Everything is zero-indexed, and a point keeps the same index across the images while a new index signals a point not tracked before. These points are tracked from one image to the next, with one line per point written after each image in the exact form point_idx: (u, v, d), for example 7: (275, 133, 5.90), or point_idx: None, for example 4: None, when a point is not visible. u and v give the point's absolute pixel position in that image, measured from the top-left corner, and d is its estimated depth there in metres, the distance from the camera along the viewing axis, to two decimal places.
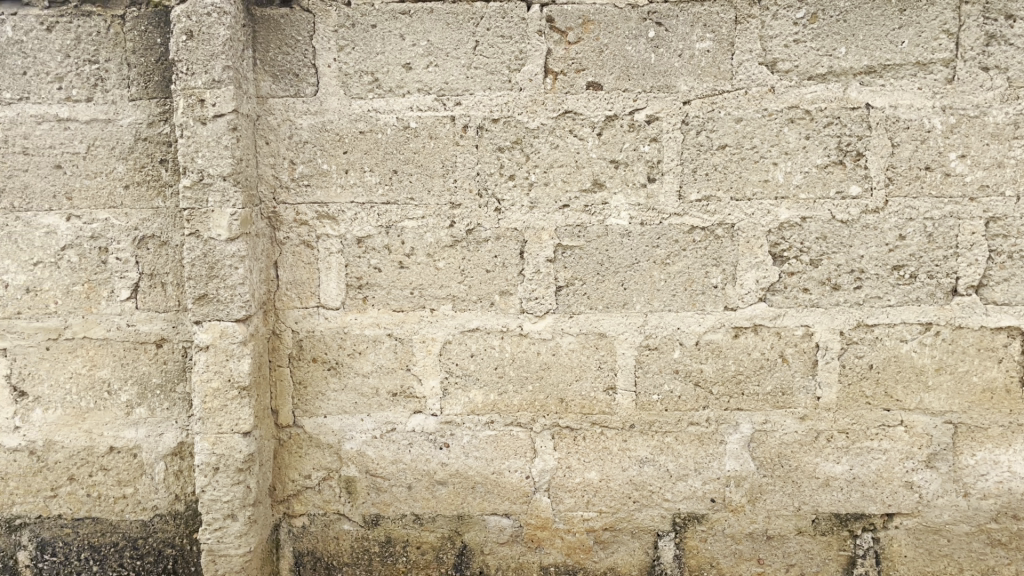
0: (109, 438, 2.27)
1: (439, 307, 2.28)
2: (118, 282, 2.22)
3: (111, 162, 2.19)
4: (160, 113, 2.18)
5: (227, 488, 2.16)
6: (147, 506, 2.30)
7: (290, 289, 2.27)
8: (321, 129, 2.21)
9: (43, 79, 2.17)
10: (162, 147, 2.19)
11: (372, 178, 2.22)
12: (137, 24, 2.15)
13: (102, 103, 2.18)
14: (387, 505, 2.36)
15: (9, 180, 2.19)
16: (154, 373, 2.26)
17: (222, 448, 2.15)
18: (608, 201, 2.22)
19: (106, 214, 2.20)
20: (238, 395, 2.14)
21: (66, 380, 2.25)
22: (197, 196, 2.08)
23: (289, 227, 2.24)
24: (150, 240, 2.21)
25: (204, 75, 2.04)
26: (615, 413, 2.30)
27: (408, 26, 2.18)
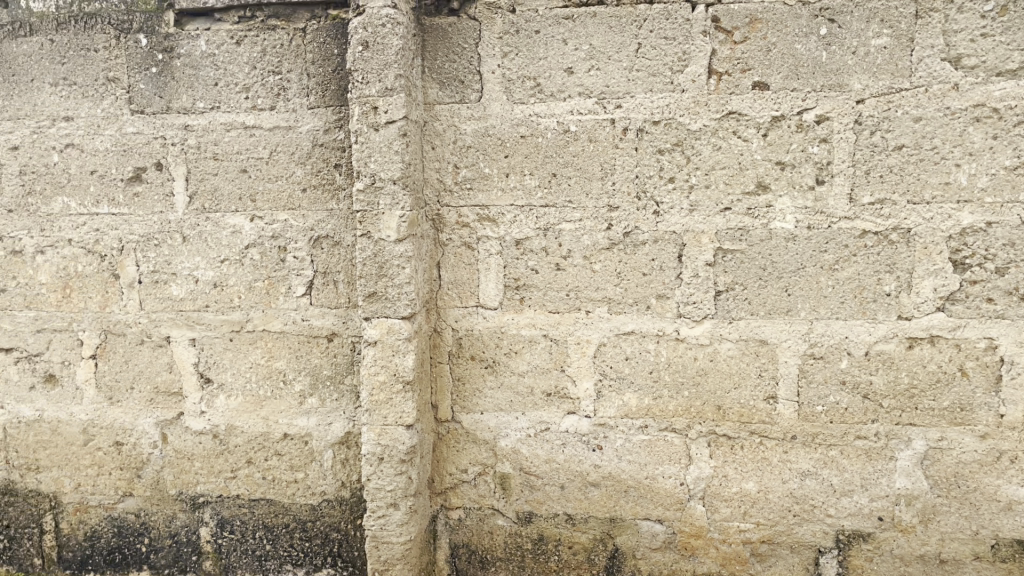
0: (283, 425, 2.42)
1: (595, 309, 2.28)
2: (295, 279, 2.37)
3: (291, 167, 2.34)
4: (336, 120, 2.30)
5: (391, 478, 2.25)
6: (316, 490, 2.44)
7: (451, 289, 2.34)
8: (484, 134, 2.27)
9: (232, 89, 2.33)
10: (337, 152, 2.31)
11: (532, 181, 2.26)
12: (316, 36, 2.28)
13: (284, 111, 2.32)
14: (541, 503, 2.39)
15: (201, 183, 2.37)
16: (325, 365, 2.39)
17: (387, 439, 2.25)
18: (773, 204, 2.16)
19: (285, 215, 2.35)
20: (402, 389, 2.23)
21: (246, 370, 2.42)
22: (369, 199, 2.18)
23: (451, 228, 2.31)
24: (324, 240, 2.34)
25: (378, 84, 2.14)
26: (776, 423, 2.24)
27: (570, 31, 2.20)
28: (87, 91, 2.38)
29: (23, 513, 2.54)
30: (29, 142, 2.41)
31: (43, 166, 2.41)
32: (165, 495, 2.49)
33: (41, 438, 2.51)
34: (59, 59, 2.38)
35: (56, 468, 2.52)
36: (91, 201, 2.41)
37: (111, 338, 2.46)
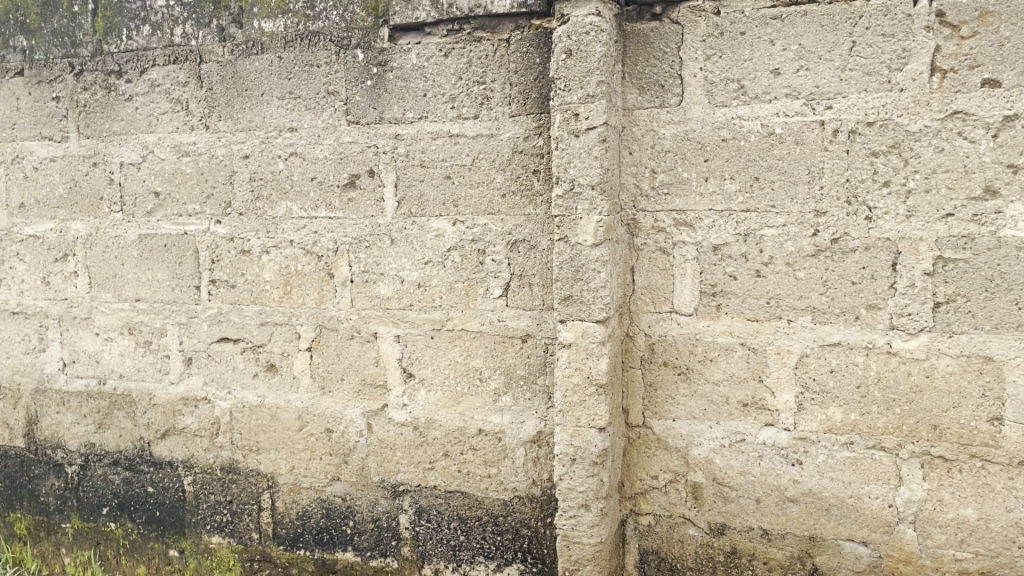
0: (479, 421, 2.51)
1: (797, 318, 2.20)
2: (492, 281, 2.45)
3: (492, 173, 2.42)
4: (536, 127, 2.36)
5: (582, 480, 2.27)
6: (507, 486, 2.51)
7: (644, 294, 2.32)
8: (684, 138, 2.24)
9: (439, 100, 2.44)
10: (536, 159, 2.37)
11: (733, 186, 2.21)
12: (520, 45, 2.35)
13: (487, 119, 2.41)
14: (734, 515, 2.33)
15: (409, 189, 2.50)
16: (519, 365, 2.46)
17: (580, 441, 2.26)
18: (1003, 209, 2.00)
19: (485, 219, 2.44)
20: (596, 393, 2.24)
21: (445, 366, 2.53)
22: (567, 204, 2.20)
23: (647, 233, 2.30)
24: (521, 244, 2.41)
25: (580, 90, 2.16)
26: (1000, 447, 2.07)
27: (778, 31, 2.14)
28: (310, 104, 2.57)
29: (244, 490, 2.76)
30: (258, 151, 2.63)
31: (270, 173, 2.62)
32: (368, 481, 2.65)
33: (262, 421, 2.73)
34: (285, 74, 2.57)
35: (274, 450, 2.73)
36: (310, 206, 2.60)
37: (325, 332, 2.64)
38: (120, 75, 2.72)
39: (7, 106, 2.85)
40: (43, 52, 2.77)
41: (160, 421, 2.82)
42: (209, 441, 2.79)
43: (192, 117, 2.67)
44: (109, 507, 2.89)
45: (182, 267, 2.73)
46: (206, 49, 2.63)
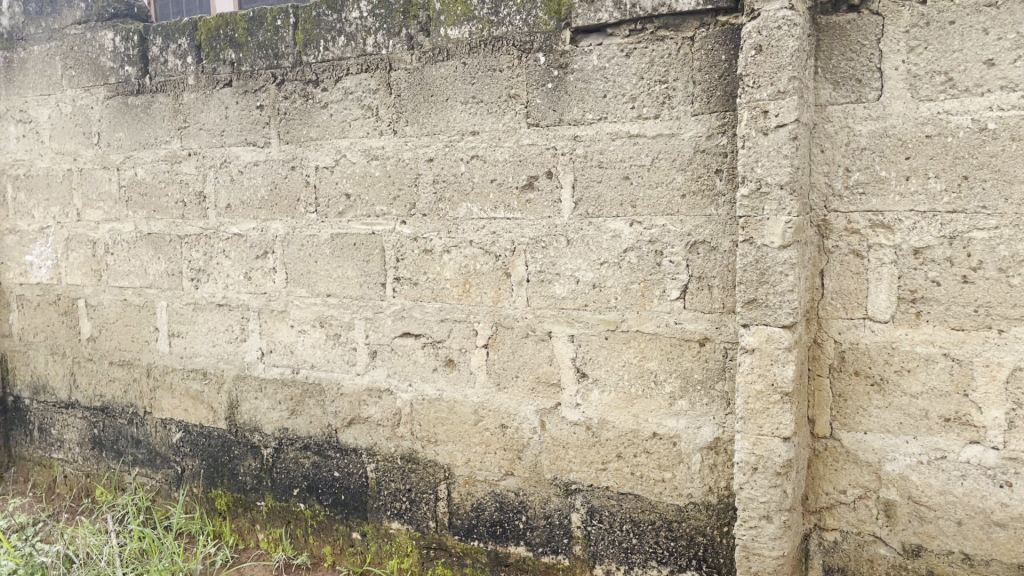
0: (654, 424, 2.49)
1: (1009, 329, 2.05)
2: (670, 283, 2.41)
3: (672, 173, 2.38)
4: (720, 125, 2.31)
5: (764, 490, 2.20)
6: (682, 492, 2.47)
7: (835, 299, 2.21)
8: (882, 135, 2.12)
9: (619, 100, 2.43)
10: (719, 158, 2.32)
11: (937, 185, 2.08)
12: (705, 43, 2.30)
13: (668, 119, 2.37)
14: (932, 537, 2.19)
15: (586, 190, 2.50)
16: (696, 370, 2.41)
17: (762, 449, 2.19)
18: None
19: (664, 220, 2.40)
20: (780, 400, 2.16)
21: (620, 368, 2.52)
22: (754, 205, 2.13)
23: (839, 235, 2.19)
24: (701, 245, 2.36)
25: (770, 87, 2.08)
26: None
27: (993, 19, 2.00)
28: (491, 108, 2.62)
29: (423, 479, 2.87)
30: (441, 154, 2.71)
31: (452, 175, 2.70)
32: (541, 478, 2.68)
33: (440, 414, 2.82)
34: (469, 79, 2.63)
35: (451, 443, 2.82)
36: (489, 206, 2.65)
37: (501, 330, 2.69)
38: (318, 84, 2.89)
39: (217, 115, 3.09)
40: (249, 64, 2.98)
41: (347, 409, 2.98)
42: (390, 430, 2.92)
43: (381, 122, 2.80)
44: (299, 488, 3.09)
45: (370, 265, 2.88)
46: (396, 57, 2.74)
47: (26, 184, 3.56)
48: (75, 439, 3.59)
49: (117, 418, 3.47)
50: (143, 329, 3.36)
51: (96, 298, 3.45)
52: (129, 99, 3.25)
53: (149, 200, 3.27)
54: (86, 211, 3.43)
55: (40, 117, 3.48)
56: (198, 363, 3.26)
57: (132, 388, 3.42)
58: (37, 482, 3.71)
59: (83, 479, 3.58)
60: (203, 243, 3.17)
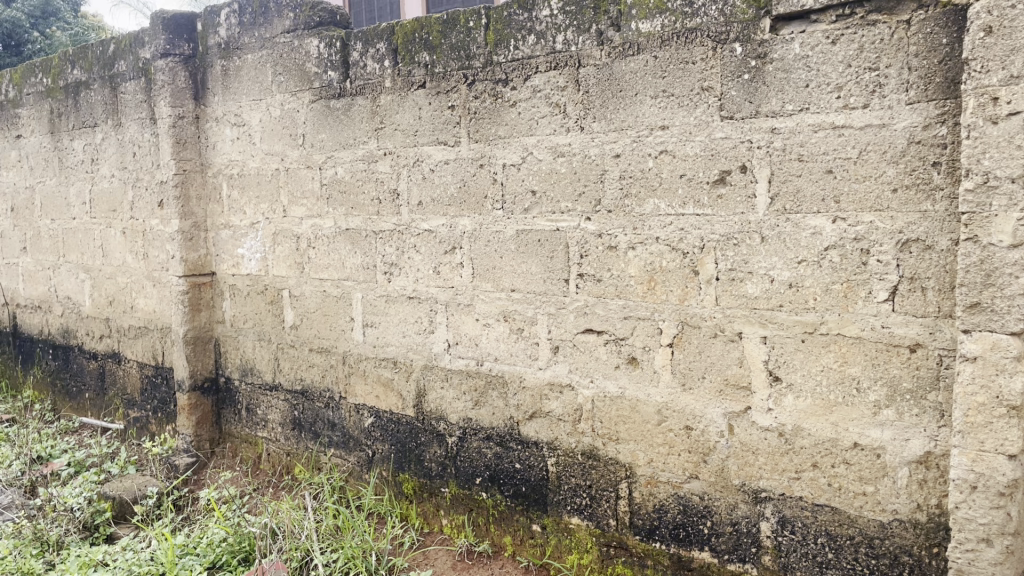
0: (855, 434, 2.35)
1: None
2: (876, 283, 2.27)
3: (882, 166, 2.23)
4: (939, 114, 2.13)
5: (985, 511, 2.02)
6: (886, 508, 2.32)
7: None
8: None
9: (823, 90, 2.31)
10: (936, 150, 2.14)
11: None
12: (923, 26, 2.14)
13: (878, 108, 2.22)
14: None
15: (784, 185, 2.39)
16: (905, 378, 2.25)
17: (984, 467, 2.01)
18: None
19: (871, 216, 2.26)
20: (1007, 415, 1.97)
21: (817, 372, 2.39)
22: (979, 200, 1.95)
23: None
24: (914, 244, 2.20)
25: (1002, 71, 1.90)
26: None
27: None
28: (683, 101, 2.55)
29: (603, 477, 2.86)
30: (629, 150, 2.68)
31: (639, 171, 2.66)
32: (728, 484, 2.60)
33: (622, 412, 2.80)
34: (660, 73, 2.58)
35: (633, 442, 2.78)
36: (679, 202, 2.59)
37: (687, 329, 2.63)
38: (507, 83, 2.93)
39: (410, 115, 3.21)
40: (442, 66, 3.08)
41: (529, 403, 3.02)
42: (571, 426, 2.92)
43: (569, 119, 2.80)
44: (481, 478, 3.17)
45: (555, 261, 2.89)
46: (585, 53, 2.74)
47: (239, 183, 3.87)
48: (278, 419, 3.87)
49: (315, 401, 3.71)
50: (340, 318, 3.57)
51: (298, 289, 3.70)
52: (331, 102, 3.45)
53: (347, 197, 3.46)
54: (291, 208, 3.68)
55: (252, 120, 3.77)
56: (389, 352, 3.41)
57: (328, 374, 3.64)
58: (244, 457, 4.03)
59: (284, 457, 3.85)
60: (396, 238, 3.32)
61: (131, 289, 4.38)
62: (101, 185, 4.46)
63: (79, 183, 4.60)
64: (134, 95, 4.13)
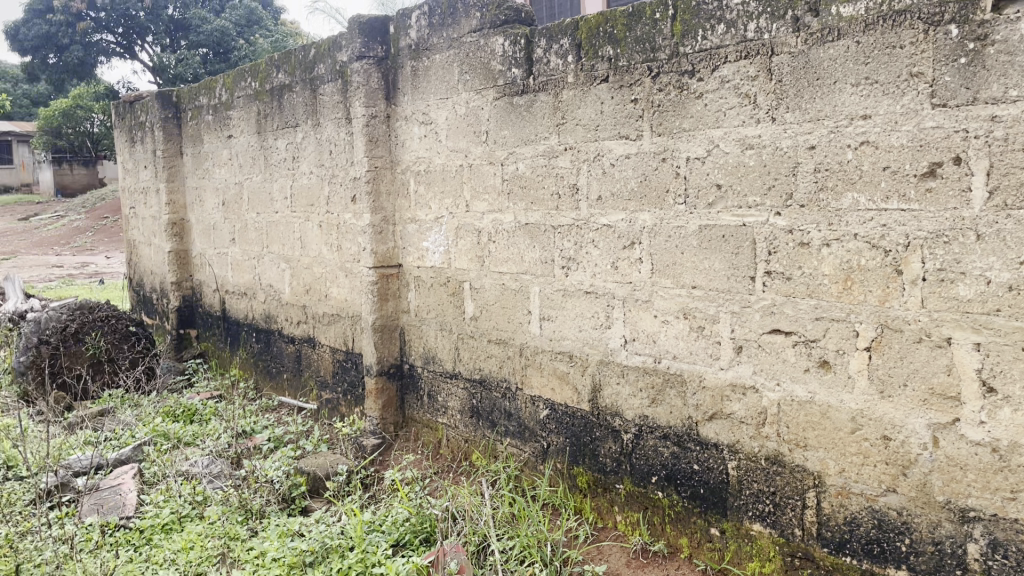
0: None
1: None
2: None
3: None
4: None
5: None
6: None
7: None
8: None
9: None
10: None
11: None
12: None
13: None
14: None
15: (1005, 178, 2.18)
16: None
17: None
18: None
19: None
20: None
21: None
22: None
23: None
24: None
25: None
26: None
27: None
28: (888, 88, 2.39)
29: (789, 484, 2.74)
30: (826, 141, 2.54)
31: (837, 163, 2.52)
32: (931, 500, 2.41)
33: (811, 418, 2.66)
34: (863, 59, 2.43)
35: (822, 449, 2.64)
36: (881, 197, 2.43)
37: (887, 332, 2.46)
38: (694, 74, 2.86)
39: (592, 110, 3.20)
40: (626, 59, 3.05)
41: (709, 403, 2.94)
42: (755, 430, 2.82)
43: (759, 110, 2.69)
44: (657, 476, 3.12)
45: (740, 258, 2.80)
46: (779, 41, 2.62)
47: (425, 179, 4.03)
48: (457, 407, 4.00)
49: (492, 391, 3.80)
50: (518, 311, 3.63)
51: (478, 281, 3.80)
52: (514, 98, 3.51)
53: (528, 192, 3.51)
54: (473, 202, 3.78)
55: (438, 118, 3.91)
56: (565, 346, 3.43)
57: (506, 365, 3.72)
58: (425, 441, 4.20)
59: (462, 444, 3.98)
60: (575, 233, 3.33)
61: (325, 279, 4.68)
62: (300, 181, 4.78)
63: (281, 179, 4.96)
64: (331, 96, 4.40)
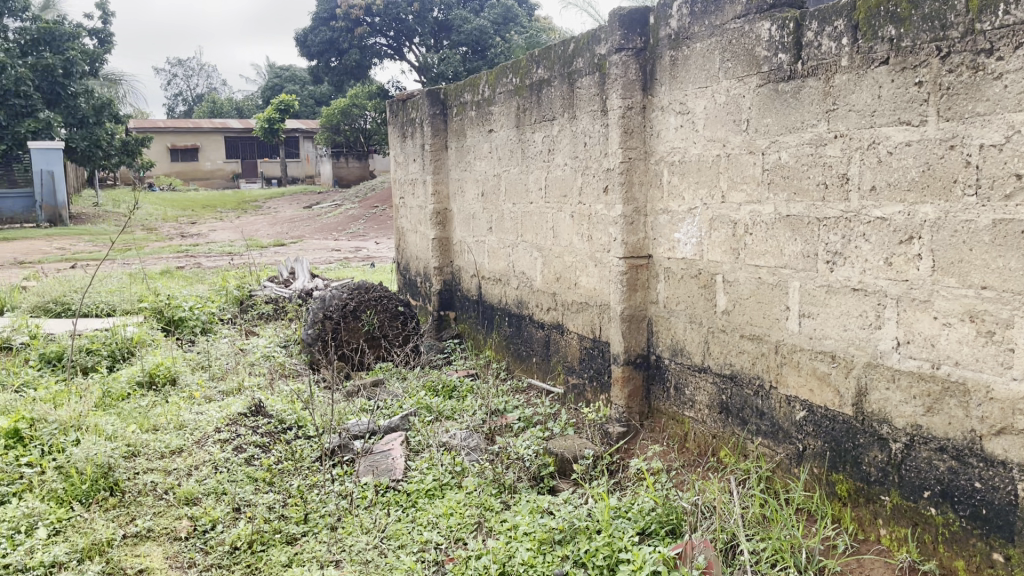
0: None
1: None
2: None
3: None
4: None
5: None
6: None
7: None
8: None
9: None
10: None
11: None
12: None
13: None
14: None
15: None
16: None
17: None
18: None
19: None
20: None
21: None
22: None
23: None
24: None
25: None
26: None
27: None
28: None
29: None
30: None
31: None
32: None
33: None
34: None
35: None
36: None
37: None
38: (992, 53, 2.59)
39: (868, 95, 3.00)
40: (911, 39, 2.82)
41: (997, 417, 2.66)
42: None
43: None
44: (930, 492, 2.88)
45: None
46: None
47: (680, 169, 3.99)
48: (706, 401, 3.94)
49: (744, 387, 3.70)
50: (775, 306, 3.50)
51: (733, 275, 3.72)
52: (780, 85, 3.37)
53: (790, 183, 3.37)
54: (730, 193, 3.69)
55: (696, 108, 3.85)
56: (827, 345, 3.26)
57: (760, 361, 3.60)
58: (672, 434, 4.19)
59: (711, 439, 3.92)
60: (843, 226, 3.15)
61: (575, 268, 4.80)
62: (555, 172, 4.93)
63: (537, 170, 5.14)
64: (589, 89, 4.49)
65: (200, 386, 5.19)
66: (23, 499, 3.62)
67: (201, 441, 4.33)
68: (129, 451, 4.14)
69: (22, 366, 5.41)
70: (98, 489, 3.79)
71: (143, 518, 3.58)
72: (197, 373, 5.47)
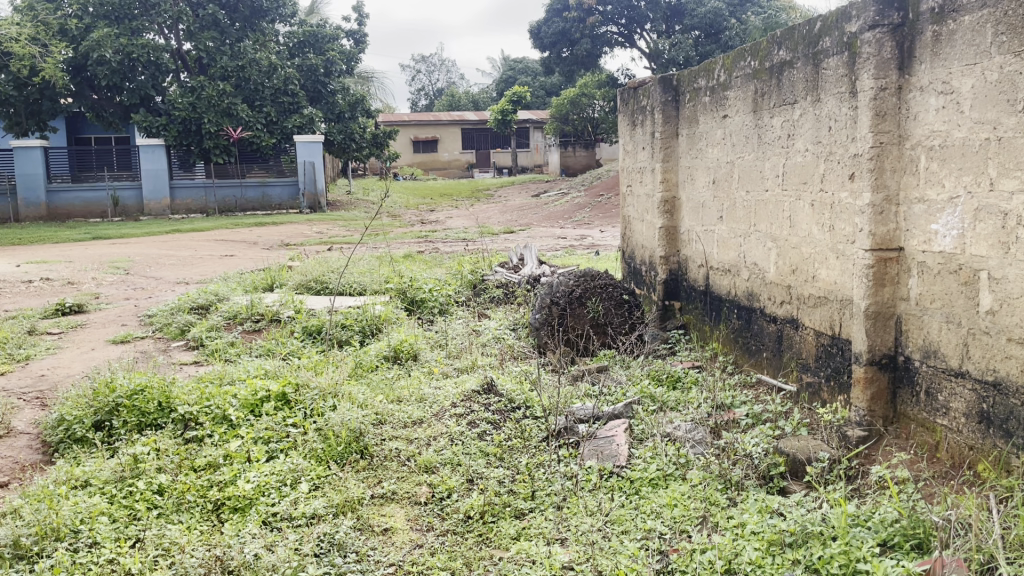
0: None
1: None
2: None
3: None
4: None
5: None
6: None
7: None
8: None
9: None
10: None
11: None
12: None
13: None
14: None
15: None
16: None
17: None
18: None
19: None
20: None
21: None
22: None
23: None
24: None
25: None
26: None
27: None
28: None
29: None
30: None
31: None
32: None
33: None
34: None
35: None
36: None
37: None
38: None
39: None
40: None
41: None
42: None
43: None
44: None
45: None
46: None
47: (940, 154, 3.65)
48: (962, 409, 3.59)
49: (1011, 397, 3.33)
50: None
51: (1000, 271, 3.35)
52: None
53: None
54: (1001, 180, 3.33)
55: (961, 87, 3.50)
56: None
57: None
58: (920, 442, 3.86)
59: (967, 451, 3.57)
60: None
61: (814, 259, 4.55)
62: (795, 159, 4.70)
63: (774, 157, 4.93)
64: (836, 70, 4.23)
65: (438, 363, 5.55)
66: (290, 455, 4.07)
67: (439, 414, 4.64)
68: (377, 419, 4.52)
69: (289, 336, 6.07)
70: (350, 451, 4.18)
71: (388, 481, 3.90)
72: (436, 351, 5.85)
